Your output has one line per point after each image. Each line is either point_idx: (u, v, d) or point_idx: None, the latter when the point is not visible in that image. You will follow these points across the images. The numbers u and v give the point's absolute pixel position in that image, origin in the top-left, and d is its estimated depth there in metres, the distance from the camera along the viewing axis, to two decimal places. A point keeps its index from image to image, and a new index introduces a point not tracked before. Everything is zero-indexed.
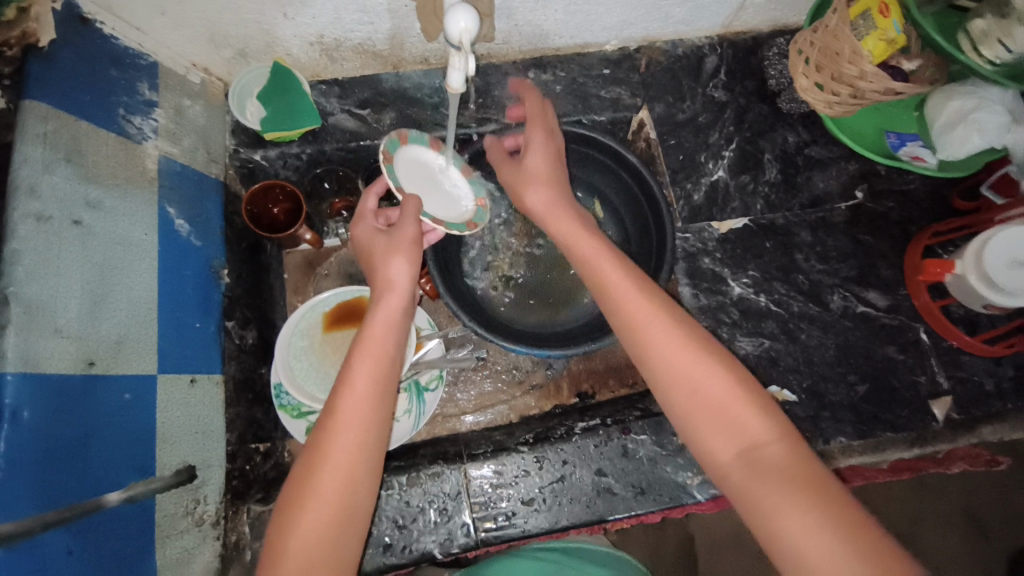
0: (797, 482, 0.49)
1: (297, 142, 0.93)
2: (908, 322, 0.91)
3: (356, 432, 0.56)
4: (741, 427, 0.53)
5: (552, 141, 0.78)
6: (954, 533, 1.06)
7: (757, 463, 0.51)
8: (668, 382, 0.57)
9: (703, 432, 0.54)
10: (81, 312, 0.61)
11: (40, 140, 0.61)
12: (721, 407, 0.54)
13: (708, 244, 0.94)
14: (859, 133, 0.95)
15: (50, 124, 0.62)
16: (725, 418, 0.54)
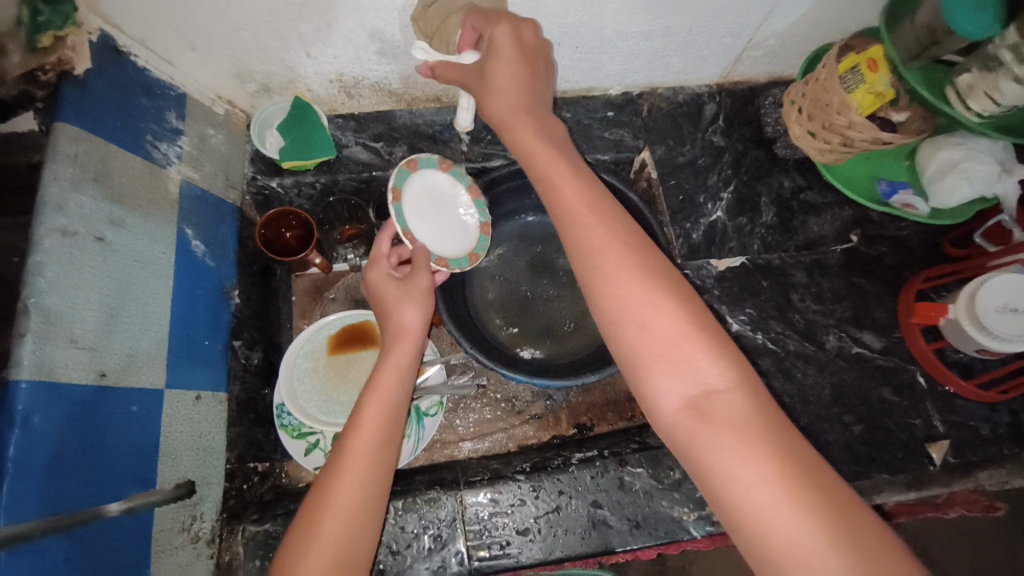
0: (744, 420, 0.50)
1: (312, 171, 0.97)
2: (903, 365, 0.93)
3: (362, 473, 0.60)
4: (689, 365, 0.53)
5: (506, 32, 0.67)
6: None
7: (711, 420, 0.51)
8: (623, 318, 0.56)
9: (662, 386, 0.53)
10: (97, 324, 0.63)
11: (71, 160, 0.65)
12: (682, 365, 0.53)
13: (706, 282, 0.96)
14: (851, 180, 0.99)
15: (80, 145, 0.66)
16: (688, 374, 0.53)
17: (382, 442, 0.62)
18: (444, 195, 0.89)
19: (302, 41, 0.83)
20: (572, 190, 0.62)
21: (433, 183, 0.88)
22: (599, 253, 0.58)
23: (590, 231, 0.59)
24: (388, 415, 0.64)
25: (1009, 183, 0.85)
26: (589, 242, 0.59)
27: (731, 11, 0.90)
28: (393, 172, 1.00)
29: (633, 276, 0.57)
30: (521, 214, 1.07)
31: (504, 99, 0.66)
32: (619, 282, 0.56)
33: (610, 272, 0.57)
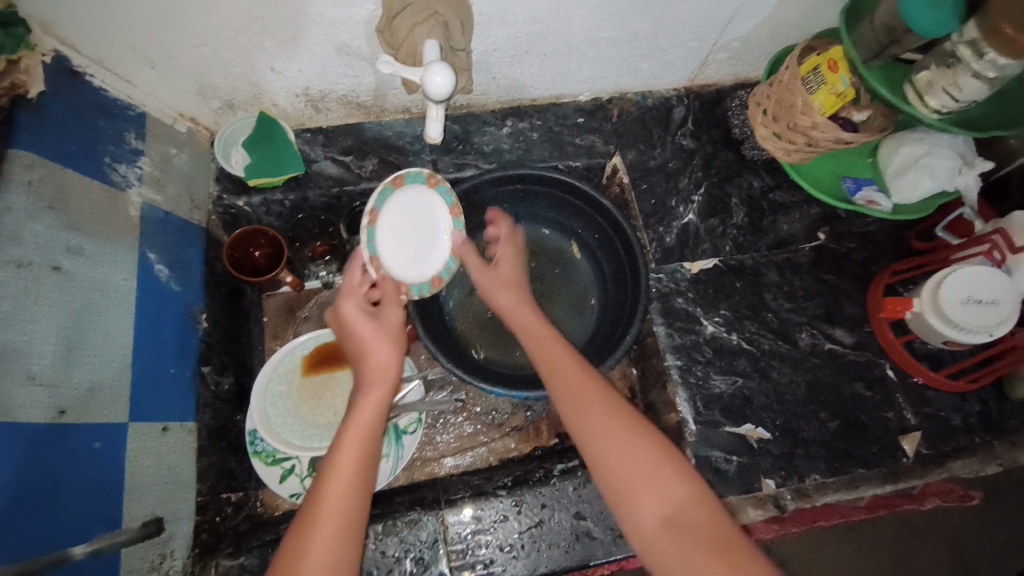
0: (711, 535, 0.58)
1: (280, 188, 0.95)
2: (874, 359, 0.95)
3: (333, 526, 0.58)
4: (660, 486, 0.61)
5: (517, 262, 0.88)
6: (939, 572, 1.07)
7: (681, 529, 0.59)
8: (603, 456, 0.64)
9: (641, 506, 0.61)
10: (55, 358, 0.61)
11: (24, 188, 0.62)
12: (648, 471, 0.62)
13: (681, 285, 0.97)
14: (817, 177, 1.01)
15: (35, 172, 0.64)
16: (653, 482, 0.62)
17: (354, 492, 0.61)
18: (430, 214, 0.87)
19: (266, 56, 0.82)
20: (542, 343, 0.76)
21: (421, 200, 0.86)
22: (586, 407, 0.67)
23: (568, 366, 0.72)
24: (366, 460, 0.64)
25: (969, 177, 0.88)
26: (565, 372, 0.71)
27: (695, 14, 0.91)
28: (365, 186, 1.00)
29: (600, 397, 0.68)
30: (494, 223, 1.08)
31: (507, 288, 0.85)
32: (592, 401, 0.67)
33: (579, 397, 0.68)
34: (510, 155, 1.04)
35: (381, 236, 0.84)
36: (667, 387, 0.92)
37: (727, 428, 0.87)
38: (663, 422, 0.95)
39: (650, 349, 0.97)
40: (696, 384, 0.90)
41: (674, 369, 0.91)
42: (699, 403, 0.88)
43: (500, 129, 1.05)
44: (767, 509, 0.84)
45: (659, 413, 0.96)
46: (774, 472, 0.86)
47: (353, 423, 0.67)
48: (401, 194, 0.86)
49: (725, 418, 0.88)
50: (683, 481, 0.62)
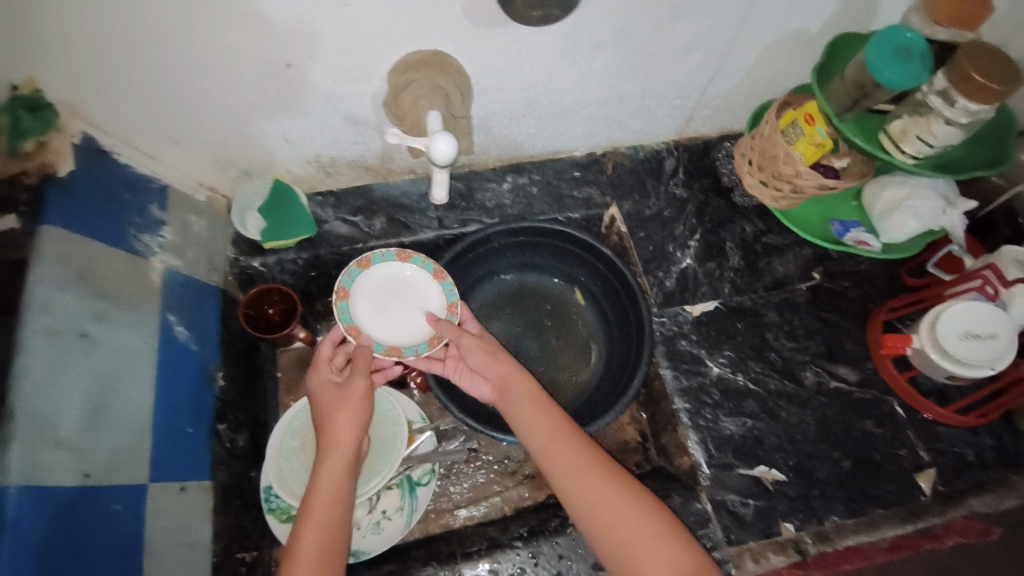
0: None
1: (293, 249, 0.99)
2: (881, 396, 0.95)
3: None
4: (652, 550, 0.69)
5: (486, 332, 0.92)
6: None
7: None
8: (591, 520, 0.72)
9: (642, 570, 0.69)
10: (80, 423, 0.63)
11: (56, 261, 0.66)
12: (636, 535, 0.70)
13: (684, 327, 0.99)
14: (805, 221, 1.05)
15: (64, 246, 0.68)
16: (645, 546, 0.70)
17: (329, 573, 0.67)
18: (404, 285, 0.94)
19: (279, 127, 0.88)
20: (522, 403, 0.80)
21: (394, 275, 0.94)
22: (571, 470, 0.75)
23: (549, 429, 0.78)
24: (329, 544, 0.69)
25: (954, 215, 0.92)
26: (546, 436, 0.78)
27: (677, 76, 0.99)
28: (375, 243, 1.03)
29: (588, 468, 0.75)
30: (499, 275, 1.12)
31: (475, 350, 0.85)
32: (566, 468, 0.75)
33: (569, 466, 0.75)
34: (512, 209, 1.09)
35: (359, 310, 0.90)
36: (677, 430, 0.92)
37: (741, 470, 0.87)
38: (676, 466, 0.94)
39: (657, 392, 0.98)
40: (706, 427, 0.90)
41: (683, 412, 0.91)
42: (710, 445, 0.89)
43: (501, 185, 1.10)
44: (787, 555, 0.82)
45: (672, 457, 0.96)
46: (792, 515, 0.85)
47: (314, 507, 0.71)
48: (377, 273, 0.93)
49: (739, 459, 0.88)
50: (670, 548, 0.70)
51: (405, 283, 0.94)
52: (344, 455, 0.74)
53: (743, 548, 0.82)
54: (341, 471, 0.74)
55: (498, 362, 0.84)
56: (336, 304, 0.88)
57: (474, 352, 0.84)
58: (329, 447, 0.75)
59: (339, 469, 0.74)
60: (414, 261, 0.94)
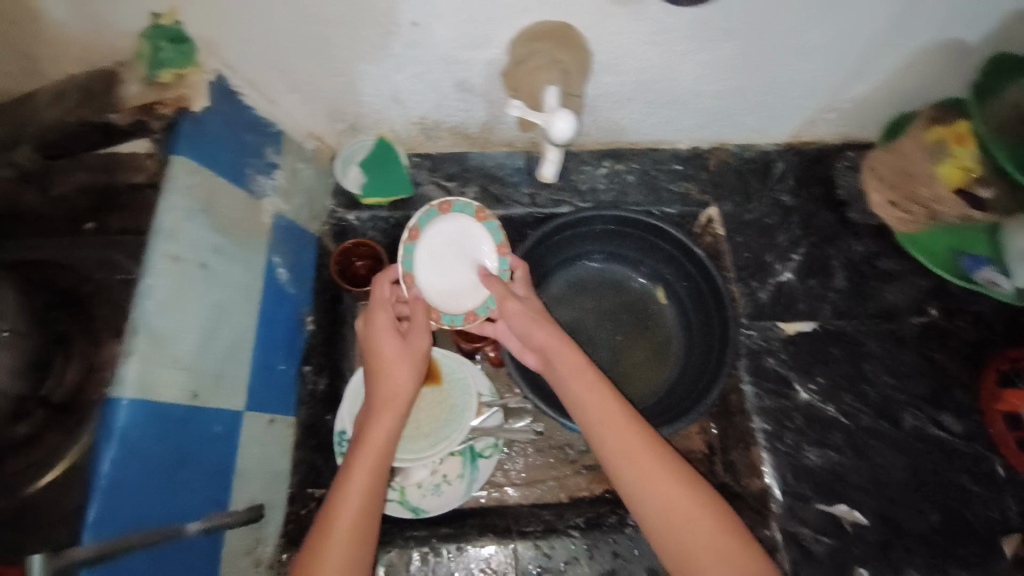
0: None
1: (386, 207, 1.02)
2: (985, 453, 0.87)
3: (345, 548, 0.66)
4: (720, 548, 0.66)
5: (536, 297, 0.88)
6: None
7: None
8: (650, 512, 0.68)
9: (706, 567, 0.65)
10: (194, 346, 0.67)
11: (185, 192, 0.70)
12: (700, 533, 0.66)
13: (773, 344, 0.94)
14: (932, 253, 0.96)
15: (194, 177, 0.71)
16: (711, 542, 0.66)
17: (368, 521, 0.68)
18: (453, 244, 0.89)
19: (392, 86, 0.88)
20: (566, 374, 0.77)
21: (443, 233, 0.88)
22: (633, 459, 0.70)
23: (610, 411, 0.73)
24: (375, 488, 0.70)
25: None
26: (606, 417, 0.73)
27: (811, 75, 0.91)
28: None
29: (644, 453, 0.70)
30: (588, 258, 1.10)
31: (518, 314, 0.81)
32: (626, 456, 0.70)
33: (623, 447, 0.71)
34: (606, 196, 1.06)
35: (421, 260, 0.87)
36: (751, 450, 0.89)
37: (817, 505, 0.84)
38: (742, 485, 0.92)
39: (733, 406, 0.94)
40: (785, 453, 0.87)
41: (761, 433, 0.88)
42: (788, 474, 0.86)
43: (596, 169, 1.05)
44: None
45: (739, 475, 0.92)
46: (866, 562, 0.81)
47: (361, 451, 0.71)
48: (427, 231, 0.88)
49: (815, 493, 0.85)
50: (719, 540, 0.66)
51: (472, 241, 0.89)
52: (394, 406, 0.75)
53: None
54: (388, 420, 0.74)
55: (543, 326, 0.79)
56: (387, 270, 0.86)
57: (515, 314, 0.80)
58: (381, 397, 0.76)
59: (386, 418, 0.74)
60: (487, 225, 0.89)
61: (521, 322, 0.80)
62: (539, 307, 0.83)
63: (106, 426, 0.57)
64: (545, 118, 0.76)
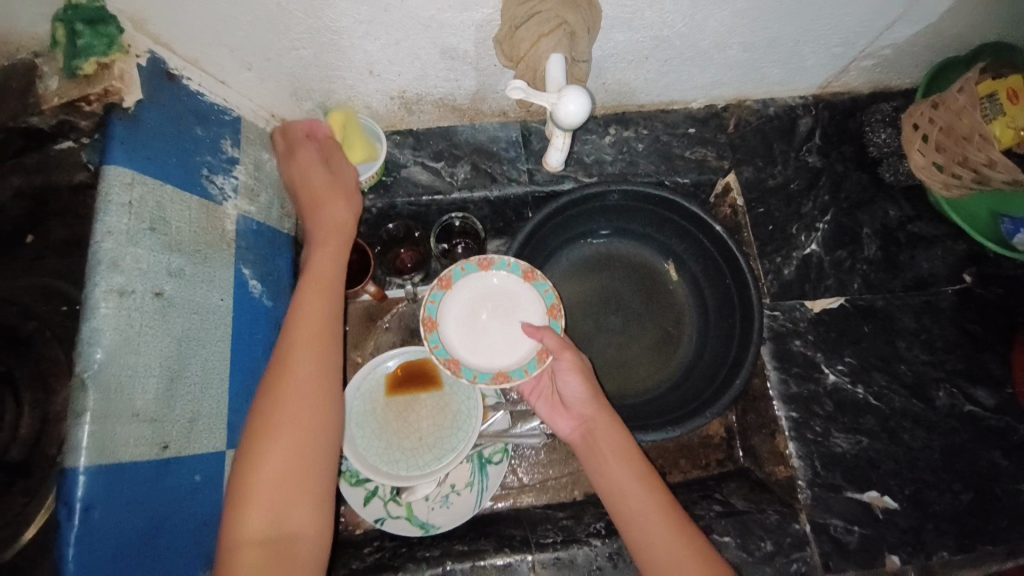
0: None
1: (369, 194, 0.90)
2: (1017, 425, 0.82)
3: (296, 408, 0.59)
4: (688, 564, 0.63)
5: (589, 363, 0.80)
6: None
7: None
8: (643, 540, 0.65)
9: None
10: (158, 391, 0.58)
11: (125, 209, 0.59)
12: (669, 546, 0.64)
13: (799, 325, 0.87)
14: (972, 215, 0.88)
15: (135, 190, 0.60)
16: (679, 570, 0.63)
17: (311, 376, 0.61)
18: (506, 301, 0.83)
19: (365, 58, 0.75)
20: (604, 451, 0.71)
21: (499, 287, 0.84)
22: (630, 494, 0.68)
23: (607, 442, 0.71)
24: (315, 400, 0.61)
25: None
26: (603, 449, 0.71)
27: (850, 18, 0.79)
28: (457, 195, 0.93)
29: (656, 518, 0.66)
30: (593, 237, 1.01)
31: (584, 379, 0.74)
32: (623, 487, 0.68)
33: (641, 520, 0.66)
34: (612, 168, 0.95)
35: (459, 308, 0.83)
36: (775, 438, 0.84)
37: (849, 494, 0.78)
38: (766, 473, 0.87)
39: (755, 392, 0.89)
40: (814, 441, 0.81)
41: (786, 422, 0.82)
42: (816, 462, 0.80)
43: (602, 137, 0.95)
44: None
45: (763, 462, 0.88)
46: (899, 549, 0.75)
47: (291, 359, 0.61)
48: (491, 281, 0.84)
49: (847, 481, 0.78)
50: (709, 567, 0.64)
51: (525, 304, 0.83)
52: (318, 301, 0.66)
53: None
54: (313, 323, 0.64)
55: (588, 394, 0.73)
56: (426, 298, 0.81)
57: (568, 372, 0.74)
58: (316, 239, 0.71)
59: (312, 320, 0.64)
60: (537, 284, 0.83)
61: (571, 378, 0.74)
62: (588, 369, 0.75)
63: (65, 502, 0.50)
64: (553, 101, 0.68)
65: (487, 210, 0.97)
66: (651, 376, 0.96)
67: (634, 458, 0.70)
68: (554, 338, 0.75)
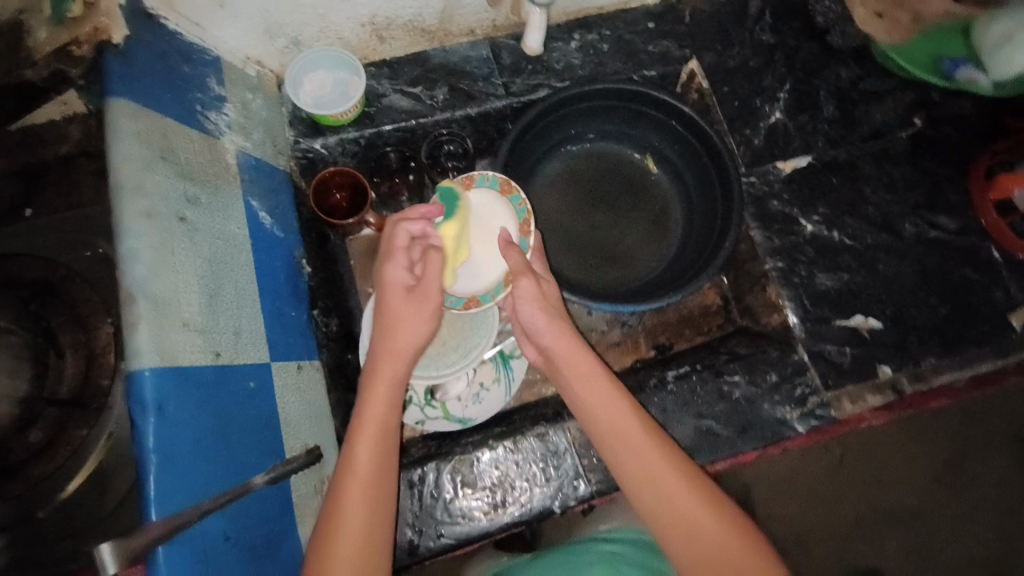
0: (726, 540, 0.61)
1: (353, 125, 0.92)
2: (979, 243, 0.91)
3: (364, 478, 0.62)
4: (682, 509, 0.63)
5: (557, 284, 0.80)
6: (1005, 460, 1.17)
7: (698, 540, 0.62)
8: (634, 472, 0.66)
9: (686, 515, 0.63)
10: (201, 305, 0.62)
11: (136, 139, 0.62)
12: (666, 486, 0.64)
13: (774, 186, 0.94)
14: (913, 59, 0.94)
15: (141, 123, 0.63)
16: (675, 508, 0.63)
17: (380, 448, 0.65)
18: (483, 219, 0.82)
19: None
20: (569, 371, 0.72)
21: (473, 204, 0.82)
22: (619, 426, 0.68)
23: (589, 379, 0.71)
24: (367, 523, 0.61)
25: None
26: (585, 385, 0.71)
27: None
28: (441, 116, 0.95)
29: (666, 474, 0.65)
30: (583, 139, 1.06)
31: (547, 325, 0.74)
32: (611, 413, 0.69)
33: (642, 481, 0.65)
34: (583, 71, 0.99)
35: None
36: (767, 290, 0.91)
37: (838, 322, 0.86)
38: (763, 325, 0.95)
39: (743, 255, 0.96)
40: (801, 284, 0.89)
41: (775, 272, 0.90)
42: (805, 301, 0.88)
43: (568, 43, 0.99)
44: (884, 395, 0.82)
45: (758, 316, 0.96)
46: (888, 359, 0.84)
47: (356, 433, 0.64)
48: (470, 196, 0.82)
49: (834, 312, 0.87)
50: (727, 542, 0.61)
51: (498, 221, 0.82)
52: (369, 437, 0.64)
53: (841, 392, 0.83)
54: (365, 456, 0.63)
55: (550, 323, 0.74)
56: None
57: (526, 298, 0.74)
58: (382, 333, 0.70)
59: (362, 453, 0.63)
60: (513, 198, 0.82)
61: (530, 307, 0.74)
62: (547, 294, 0.75)
63: (137, 402, 0.53)
64: None
65: (469, 129, 1.00)
66: (648, 263, 1.03)
67: (620, 404, 0.69)
68: (518, 261, 0.75)
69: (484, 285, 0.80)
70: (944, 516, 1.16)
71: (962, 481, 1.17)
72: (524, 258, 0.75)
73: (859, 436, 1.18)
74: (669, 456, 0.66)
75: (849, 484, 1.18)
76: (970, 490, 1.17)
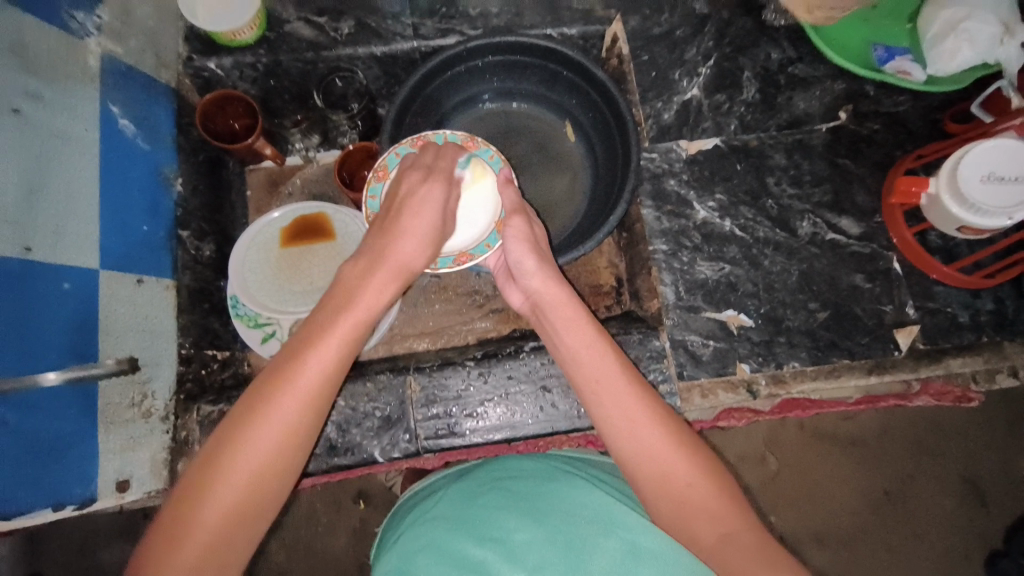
0: (723, 516, 0.54)
1: (251, 48, 0.90)
2: (881, 251, 0.86)
3: (310, 387, 0.52)
4: (682, 484, 0.55)
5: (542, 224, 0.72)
6: (950, 503, 1.16)
7: (697, 517, 0.54)
8: (626, 444, 0.57)
9: (686, 486, 0.55)
10: (20, 199, 0.61)
11: None
12: (662, 456, 0.56)
13: (675, 166, 0.90)
14: (845, 46, 0.91)
15: None
16: (671, 485, 0.55)
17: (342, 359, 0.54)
18: None
19: None
20: (559, 323, 0.64)
21: None
22: (609, 387, 0.59)
23: (577, 330, 0.63)
24: (310, 410, 0.52)
25: (1010, 46, 0.79)
26: (575, 338, 0.62)
27: None
28: (342, 51, 0.92)
29: (645, 425, 0.57)
30: (480, 99, 1.01)
31: (540, 267, 0.66)
32: (601, 371, 0.60)
33: (626, 434, 0.57)
34: (498, 21, 0.95)
35: None
36: (648, 273, 0.88)
37: (707, 314, 0.84)
38: (644, 309, 0.92)
39: (636, 235, 0.92)
40: (679, 269, 0.85)
41: (659, 254, 0.86)
42: (680, 287, 0.85)
43: None
44: (738, 393, 0.81)
45: (643, 300, 0.92)
46: (750, 357, 0.82)
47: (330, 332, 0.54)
48: None
49: (706, 303, 0.84)
50: (706, 500, 0.54)
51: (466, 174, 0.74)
52: (349, 324, 0.55)
53: (692, 384, 0.81)
54: (338, 338, 0.54)
55: (539, 264, 0.66)
56: (368, 188, 0.73)
57: (516, 237, 0.67)
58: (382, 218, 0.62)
59: (336, 334, 0.54)
60: (481, 152, 0.75)
61: (518, 246, 0.67)
62: (538, 239, 0.69)
63: None
64: None
65: (376, 69, 0.97)
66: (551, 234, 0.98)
67: (599, 342, 0.61)
68: (514, 198, 0.70)
69: (474, 236, 0.72)
70: (873, 544, 1.16)
71: (897, 517, 1.16)
72: (523, 198, 0.70)
73: (796, 448, 1.19)
74: (655, 409, 0.58)
75: (776, 493, 1.18)
76: (904, 525, 1.16)
